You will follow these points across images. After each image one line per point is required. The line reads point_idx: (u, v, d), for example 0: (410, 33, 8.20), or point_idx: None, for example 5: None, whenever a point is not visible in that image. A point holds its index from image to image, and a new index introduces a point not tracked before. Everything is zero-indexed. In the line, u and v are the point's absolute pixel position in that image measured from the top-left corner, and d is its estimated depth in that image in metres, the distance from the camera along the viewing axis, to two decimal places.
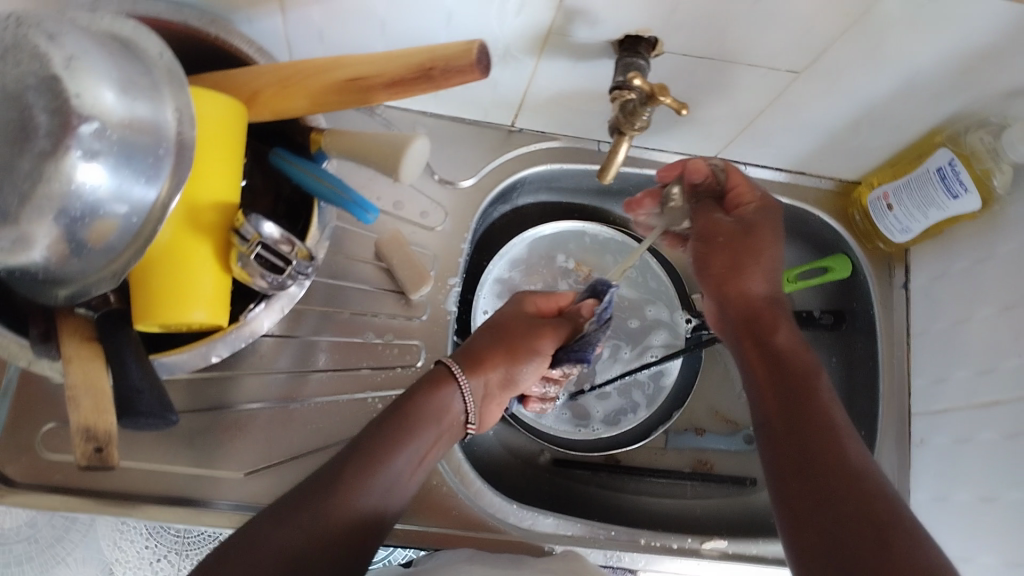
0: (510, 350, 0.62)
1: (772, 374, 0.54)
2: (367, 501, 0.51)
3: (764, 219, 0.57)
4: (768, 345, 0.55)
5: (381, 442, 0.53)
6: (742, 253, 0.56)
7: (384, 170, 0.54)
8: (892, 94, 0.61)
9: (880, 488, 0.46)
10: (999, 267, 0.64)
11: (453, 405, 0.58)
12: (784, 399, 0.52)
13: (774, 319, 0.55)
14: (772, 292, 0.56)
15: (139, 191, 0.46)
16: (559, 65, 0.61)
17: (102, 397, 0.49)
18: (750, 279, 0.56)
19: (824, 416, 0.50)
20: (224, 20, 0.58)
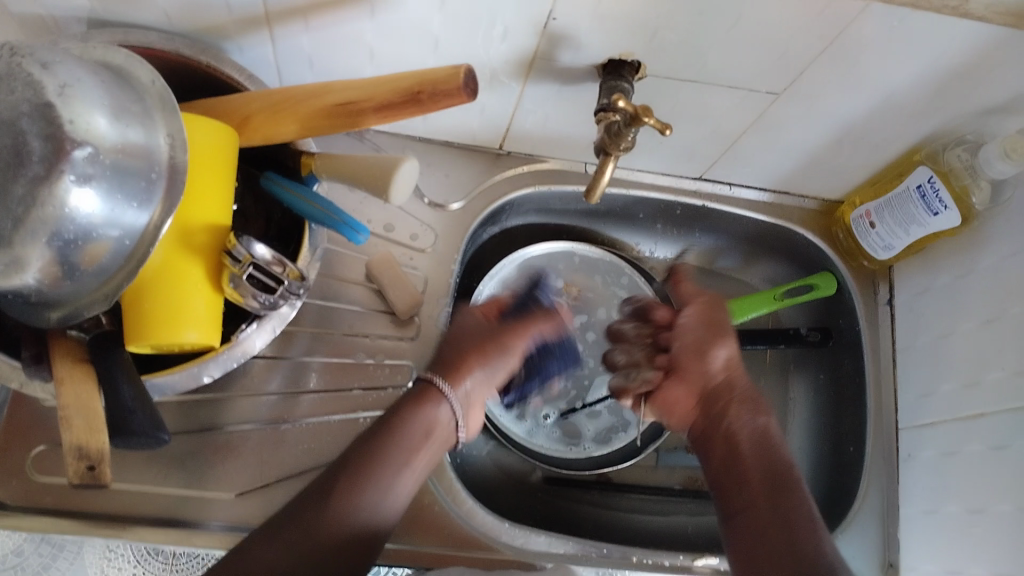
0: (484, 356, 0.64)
1: (754, 469, 0.57)
2: (366, 506, 0.54)
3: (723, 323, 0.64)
4: (736, 446, 0.59)
5: (383, 440, 0.57)
6: (702, 345, 0.63)
7: (375, 192, 0.55)
8: (869, 115, 0.63)
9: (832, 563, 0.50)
10: (978, 283, 0.65)
11: (441, 415, 0.61)
12: (764, 495, 0.55)
13: (733, 407, 0.61)
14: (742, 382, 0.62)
15: (131, 217, 0.47)
16: (545, 88, 0.62)
17: (95, 416, 0.50)
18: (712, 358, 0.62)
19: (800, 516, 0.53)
20: (215, 47, 0.59)
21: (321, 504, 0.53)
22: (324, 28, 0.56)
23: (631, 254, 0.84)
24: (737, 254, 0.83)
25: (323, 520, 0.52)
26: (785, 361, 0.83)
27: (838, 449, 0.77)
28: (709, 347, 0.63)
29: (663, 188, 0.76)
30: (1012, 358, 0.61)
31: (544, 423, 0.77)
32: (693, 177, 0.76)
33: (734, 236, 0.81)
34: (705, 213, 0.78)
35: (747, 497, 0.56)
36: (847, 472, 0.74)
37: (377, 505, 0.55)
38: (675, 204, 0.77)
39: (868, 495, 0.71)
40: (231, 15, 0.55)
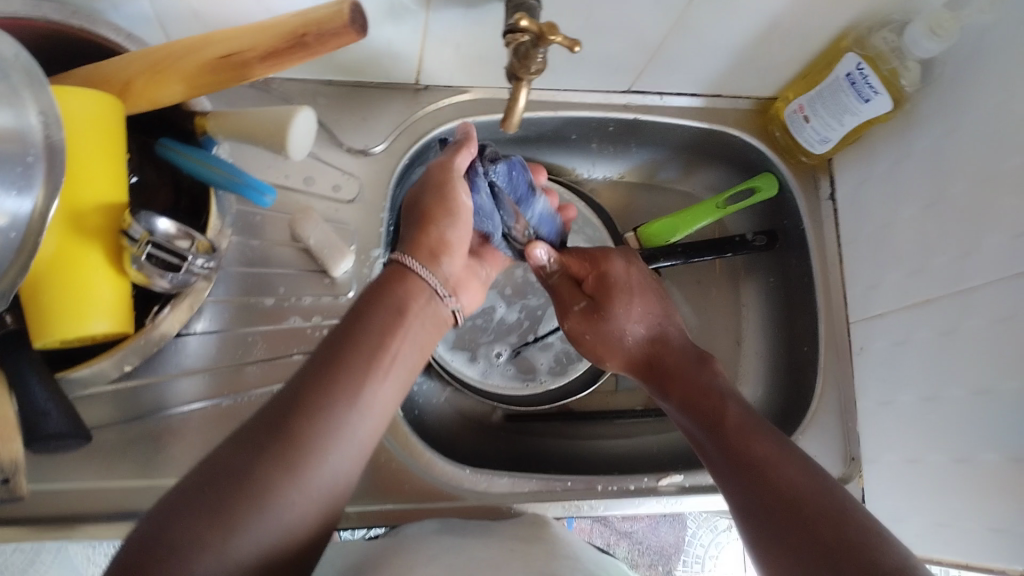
0: (451, 201, 0.56)
1: (697, 414, 0.57)
2: (347, 425, 0.47)
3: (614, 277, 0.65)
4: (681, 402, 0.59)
5: (341, 351, 0.49)
6: (613, 291, 0.64)
7: (274, 149, 0.52)
8: (791, 5, 0.60)
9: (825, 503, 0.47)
10: (917, 168, 0.64)
11: (418, 295, 0.54)
12: (719, 455, 0.53)
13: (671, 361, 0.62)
14: (642, 347, 0.64)
15: (13, 204, 0.43)
16: (450, 13, 0.58)
17: (8, 425, 0.46)
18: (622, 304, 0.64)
19: (761, 463, 0.51)
20: (84, 7, 0.54)
21: (306, 427, 0.45)
22: None
23: (570, 178, 0.82)
24: (677, 165, 0.81)
25: (329, 449, 0.45)
26: (735, 269, 0.82)
27: (792, 350, 0.76)
28: (606, 341, 0.65)
29: (592, 105, 0.73)
30: (955, 240, 0.60)
31: (496, 362, 0.75)
32: (622, 91, 0.73)
33: (671, 146, 0.78)
34: (638, 127, 0.75)
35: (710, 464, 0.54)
36: (803, 372, 0.74)
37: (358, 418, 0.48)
38: (607, 121, 0.74)
39: (826, 394, 0.71)
40: None
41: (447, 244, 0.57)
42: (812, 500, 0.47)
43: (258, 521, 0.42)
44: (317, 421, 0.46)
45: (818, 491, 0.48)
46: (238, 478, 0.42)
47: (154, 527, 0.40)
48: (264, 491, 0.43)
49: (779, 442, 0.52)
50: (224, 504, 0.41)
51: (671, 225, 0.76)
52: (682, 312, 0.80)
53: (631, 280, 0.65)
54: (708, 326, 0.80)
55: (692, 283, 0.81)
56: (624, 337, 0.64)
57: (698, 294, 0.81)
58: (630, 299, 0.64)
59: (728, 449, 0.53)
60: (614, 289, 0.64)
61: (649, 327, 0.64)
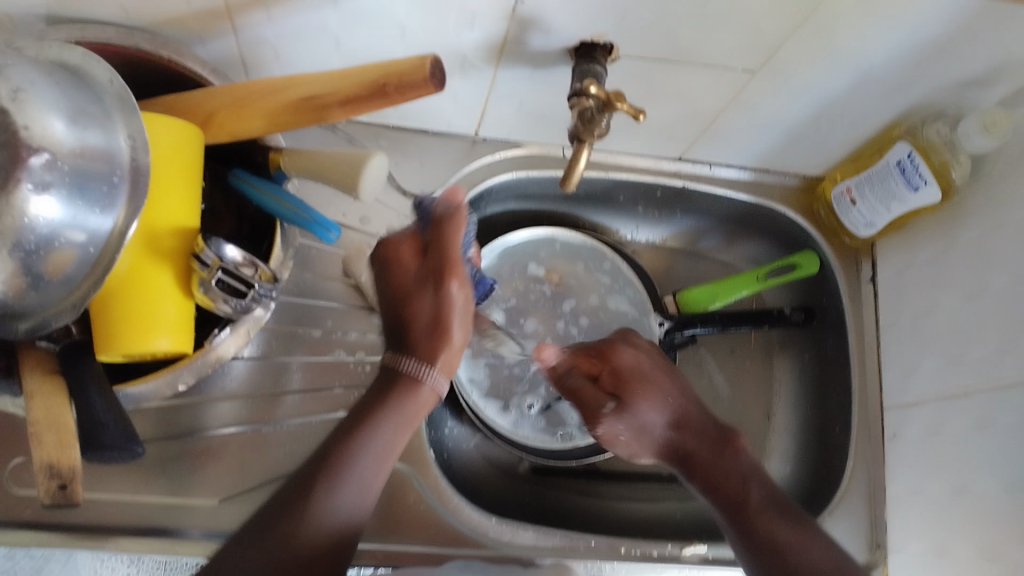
0: (445, 253, 0.53)
1: (726, 501, 0.57)
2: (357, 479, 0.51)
3: (630, 373, 0.63)
4: (713, 491, 0.58)
5: (344, 451, 0.52)
6: (639, 378, 0.63)
7: (345, 189, 0.54)
8: (846, 91, 0.62)
9: None
10: (960, 258, 0.65)
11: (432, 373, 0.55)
12: (743, 536, 0.55)
13: (701, 455, 0.59)
14: (661, 440, 0.62)
15: (94, 221, 0.46)
16: (518, 73, 0.61)
17: (66, 431, 0.48)
18: (643, 403, 0.62)
19: (783, 548, 0.52)
20: (176, 40, 0.57)
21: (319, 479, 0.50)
22: (287, 17, 0.54)
23: (613, 238, 0.83)
24: (719, 235, 0.83)
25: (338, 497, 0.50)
26: (770, 342, 0.82)
27: (824, 429, 0.76)
28: (634, 435, 0.62)
29: (642, 170, 0.75)
30: (995, 333, 0.61)
31: (528, 415, 0.76)
32: (673, 159, 0.75)
33: (716, 216, 0.80)
34: (685, 194, 0.77)
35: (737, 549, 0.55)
36: (833, 451, 0.74)
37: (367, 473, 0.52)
38: (656, 186, 0.76)
39: (856, 475, 0.71)
40: (190, 7, 0.53)
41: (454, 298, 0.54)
42: None
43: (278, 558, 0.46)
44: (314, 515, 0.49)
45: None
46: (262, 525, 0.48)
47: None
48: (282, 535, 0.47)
49: (802, 530, 0.53)
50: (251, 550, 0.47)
51: (711, 292, 0.77)
52: (715, 380, 0.80)
53: (636, 371, 0.63)
54: (739, 396, 0.81)
55: (726, 353, 0.82)
56: (644, 427, 0.62)
57: (732, 364, 0.82)
58: (644, 390, 0.62)
59: (751, 533, 0.54)
60: (630, 376, 0.63)
61: (668, 413, 0.62)
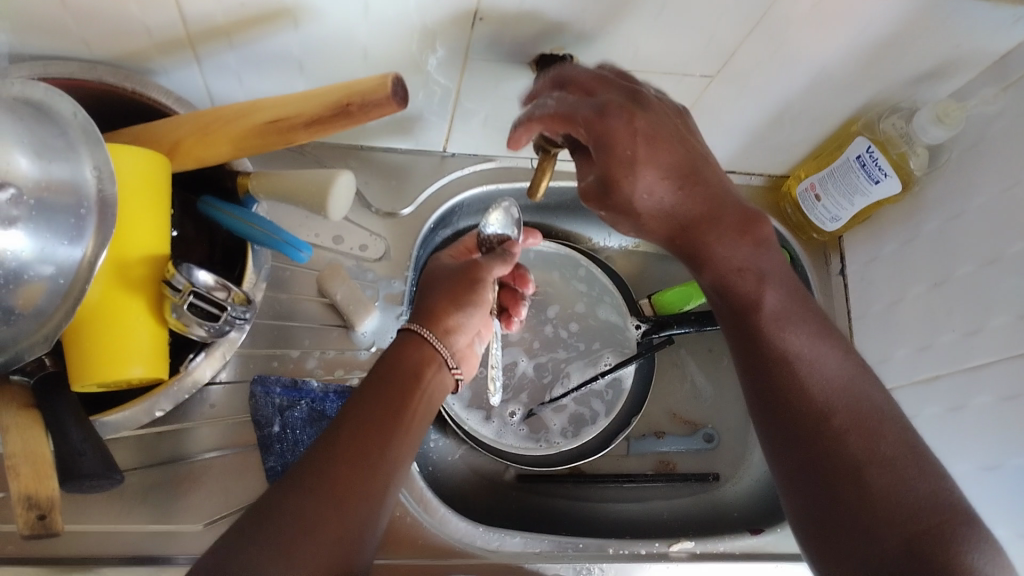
0: (474, 291, 0.64)
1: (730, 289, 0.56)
2: (369, 483, 0.50)
3: (622, 133, 0.49)
4: (728, 283, 0.55)
5: (348, 451, 0.51)
6: (638, 130, 0.49)
7: (314, 209, 0.55)
8: (804, 91, 0.63)
9: (869, 439, 0.50)
10: (924, 247, 0.66)
11: (428, 357, 0.59)
12: (746, 355, 0.55)
13: (697, 245, 0.55)
14: (674, 212, 0.53)
15: (64, 252, 0.46)
16: (482, 89, 0.62)
17: (43, 462, 0.48)
18: (630, 182, 0.51)
19: (799, 386, 0.53)
20: (140, 72, 0.57)
21: (331, 485, 0.49)
22: (248, 44, 0.55)
23: (586, 246, 0.84)
24: None
25: (352, 492, 0.49)
26: None
27: None
28: (641, 201, 0.52)
29: None
30: (962, 319, 0.62)
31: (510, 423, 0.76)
32: None
33: None
34: None
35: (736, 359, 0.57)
36: None
37: (387, 475, 0.52)
38: None
39: None
40: (152, 39, 0.54)
41: (458, 327, 0.62)
42: (840, 417, 0.51)
43: (324, 533, 0.47)
44: (372, 479, 0.51)
45: (855, 411, 0.51)
46: (291, 521, 0.46)
47: (224, 558, 0.44)
48: (309, 522, 0.47)
49: (816, 331, 0.55)
50: (285, 536, 0.46)
51: (685, 292, 0.78)
52: (695, 381, 0.82)
53: (656, 122, 0.50)
54: (716, 393, 0.82)
55: (704, 352, 0.83)
56: (636, 210, 0.53)
57: (711, 363, 0.83)
58: (642, 161, 0.50)
59: (749, 357, 0.55)
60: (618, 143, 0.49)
61: (685, 183, 0.52)
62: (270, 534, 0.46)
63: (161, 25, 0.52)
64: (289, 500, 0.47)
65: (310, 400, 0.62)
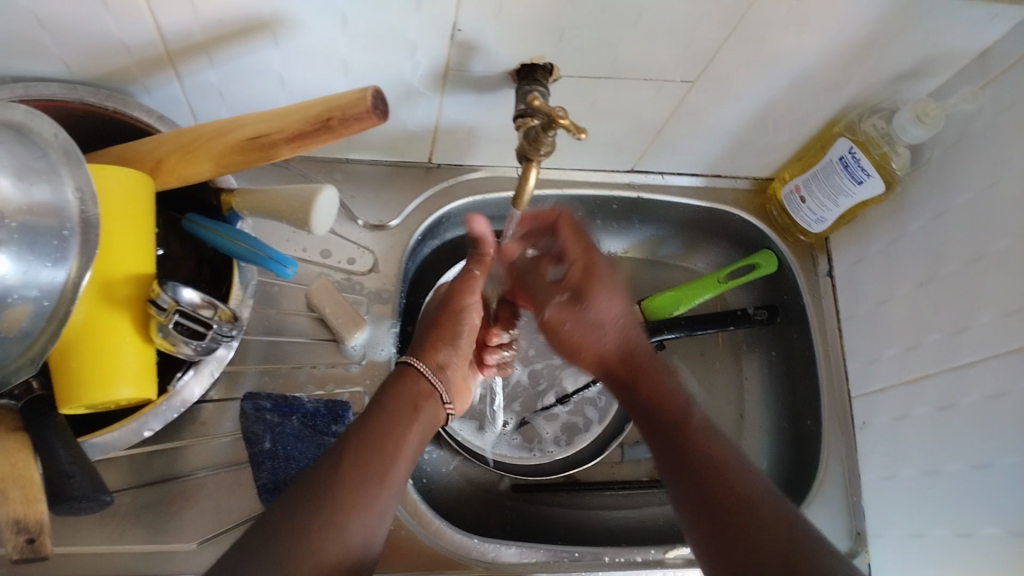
0: (457, 322, 0.65)
1: (664, 412, 0.59)
2: (369, 503, 0.51)
3: (591, 276, 0.66)
4: (659, 400, 0.59)
5: (350, 473, 0.51)
6: (609, 278, 0.66)
7: (298, 225, 0.55)
8: (784, 94, 0.64)
9: (790, 528, 0.49)
10: (909, 245, 0.67)
11: (423, 388, 0.60)
12: (681, 470, 0.54)
13: (634, 369, 0.62)
14: (628, 341, 0.64)
15: (47, 274, 0.46)
16: (464, 100, 0.62)
17: (32, 485, 0.48)
18: (598, 309, 0.65)
19: (728, 488, 0.52)
20: (122, 91, 0.58)
21: (334, 502, 0.50)
22: (229, 61, 0.55)
23: None
24: (679, 242, 0.84)
25: (354, 511, 0.50)
26: (736, 342, 0.83)
27: (796, 423, 0.77)
28: (589, 331, 0.66)
29: (596, 184, 0.76)
30: (948, 317, 0.62)
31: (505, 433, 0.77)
32: (625, 171, 0.76)
33: (673, 223, 0.82)
34: (641, 204, 0.79)
35: (668, 480, 0.55)
36: (807, 445, 0.75)
37: (384, 501, 0.52)
38: (611, 199, 0.77)
39: (830, 466, 0.72)
40: (133, 58, 0.54)
41: (445, 363, 0.64)
42: (767, 510, 0.50)
43: (324, 553, 0.48)
44: (371, 501, 0.51)
45: (779, 508, 0.50)
46: (293, 538, 0.47)
47: (225, 573, 0.45)
48: (310, 541, 0.47)
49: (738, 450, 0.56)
50: (283, 556, 0.46)
51: (675, 298, 0.78)
52: (689, 385, 0.81)
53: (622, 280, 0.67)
54: (710, 397, 0.81)
55: (695, 356, 0.83)
56: (600, 328, 0.65)
57: (702, 366, 0.83)
58: (611, 293, 0.66)
59: (683, 473, 0.54)
60: (596, 279, 0.66)
61: (630, 326, 0.65)
62: (271, 550, 0.46)
63: (141, 44, 0.52)
64: (291, 518, 0.48)
65: (302, 414, 0.63)
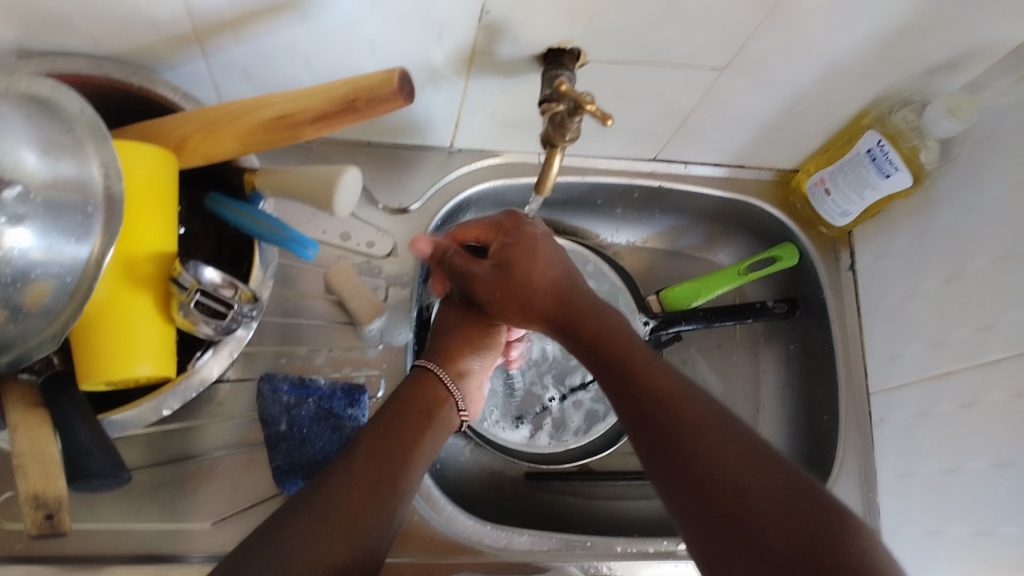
0: (481, 336, 0.64)
1: (609, 347, 0.56)
2: (380, 513, 0.51)
3: (521, 236, 0.60)
4: (601, 337, 0.56)
5: (359, 483, 0.51)
6: (527, 241, 0.59)
7: (320, 206, 0.54)
8: (814, 84, 0.63)
9: (741, 454, 0.48)
10: (935, 241, 0.66)
11: (442, 395, 0.60)
12: (629, 403, 0.53)
13: (571, 313, 0.57)
14: (561, 292, 0.58)
15: (70, 250, 0.46)
16: (489, 83, 0.62)
17: (51, 461, 0.48)
18: (531, 269, 0.58)
19: (680, 416, 0.51)
20: (147, 68, 0.57)
21: (342, 511, 0.49)
22: (255, 39, 0.55)
23: (594, 242, 0.83)
24: (699, 232, 0.83)
25: (363, 519, 0.50)
26: (755, 335, 0.83)
27: (813, 417, 0.77)
28: (517, 288, 0.58)
29: (618, 172, 0.76)
30: (974, 313, 0.61)
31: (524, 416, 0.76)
32: (648, 159, 0.76)
33: (694, 213, 0.81)
34: (662, 193, 0.78)
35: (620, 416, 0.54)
36: (823, 440, 0.75)
37: (397, 510, 0.52)
38: (633, 187, 0.77)
39: (847, 461, 0.71)
40: (160, 34, 0.53)
41: (466, 370, 0.63)
42: (718, 437, 0.49)
43: (332, 565, 0.47)
44: (382, 511, 0.51)
45: (732, 432, 0.49)
46: (301, 550, 0.47)
47: None
48: (318, 554, 0.47)
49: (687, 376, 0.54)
50: (288, 571, 0.46)
51: (693, 289, 0.77)
52: (706, 378, 0.81)
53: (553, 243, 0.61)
54: (727, 389, 0.81)
55: (713, 348, 0.82)
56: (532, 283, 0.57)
57: (719, 358, 0.82)
58: (536, 258, 0.59)
59: (632, 406, 0.53)
60: (524, 230, 0.60)
61: (563, 273, 0.59)
62: (279, 562, 0.46)
63: (168, 20, 0.52)
64: (298, 528, 0.48)
65: (318, 397, 0.62)
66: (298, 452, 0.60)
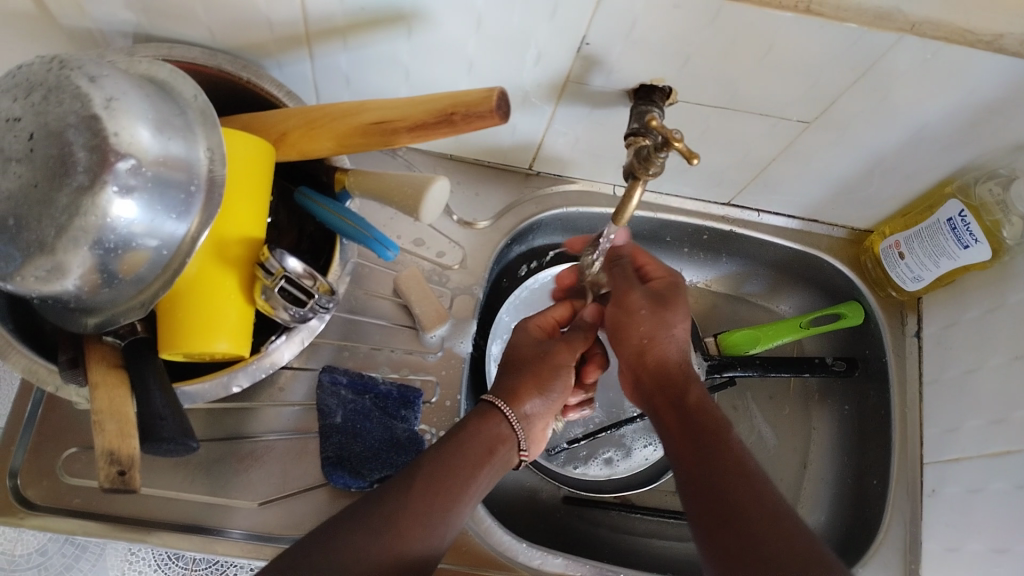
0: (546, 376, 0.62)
1: (696, 422, 0.57)
2: (423, 540, 0.52)
3: (673, 292, 0.63)
4: (696, 413, 0.58)
5: (413, 507, 0.52)
6: (675, 289, 0.64)
7: (406, 211, 0.56)
8: (899, 146, 0.63)
9: (806, 546, 0.48)
10: (1008, 317, 0.65)
11: (503, 432, 0.59)
12: (709, 476, 0.54)
13: (684, 380, 0.60)
14: (688, 356, 0.61)
15: (169, 227, 0.48)
16: (577, 112, 0.63)
17: (127, 421, 0.51)
18: (676, 326, 0.61)
19: (750, 502, 0.51)
20: (256, 63, 0.60)
21: (392, 528, 0.51)
22: (362, 48, 0.57)
23: None
24: (765, 280, 0.83)
25: (408, 541, 0.51)
26: (809, 392, 0.82)
27: (861, 481, 0.76)
28: (655, 334, 0.61)
29: (691, 213, 0.76)
30: None
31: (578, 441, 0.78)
32: (722, 203, 0.76)
33: (762, 261, 0.81)
34: (732, 237, 0.78)
35: (692, 486, 0.55)
36: (868, 505, 0.73)
37: (436, 542, 0.53)
38: (703, 228, 0.77)
39: (891, 530, 0.70)
40: (274, 34, 0.56)
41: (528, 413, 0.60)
42: (788, 528, 0.49)
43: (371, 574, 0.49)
44: (426, 538, 0.52)
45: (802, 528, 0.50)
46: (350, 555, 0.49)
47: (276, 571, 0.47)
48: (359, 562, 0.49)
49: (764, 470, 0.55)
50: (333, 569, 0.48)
51: (752, 336, 0.77)
52: (761, 430, 0.80)
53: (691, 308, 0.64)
54: (777, 440, 0.80)
55: (766, 399, 0.82)
56: (671, 332, 0.61)
57: (771, 410, 0.81)
58: (687, 317, 0.62)
59: (707, 481, 0.54)
60: (679, 296, 0.63)
61: (689, 346, 0.62)
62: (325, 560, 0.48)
63: (283, 21, 0.55)
64: (348, 531, 0.50)
65: (375, 394, 0.64)
66: (349, 445, 0.62)
